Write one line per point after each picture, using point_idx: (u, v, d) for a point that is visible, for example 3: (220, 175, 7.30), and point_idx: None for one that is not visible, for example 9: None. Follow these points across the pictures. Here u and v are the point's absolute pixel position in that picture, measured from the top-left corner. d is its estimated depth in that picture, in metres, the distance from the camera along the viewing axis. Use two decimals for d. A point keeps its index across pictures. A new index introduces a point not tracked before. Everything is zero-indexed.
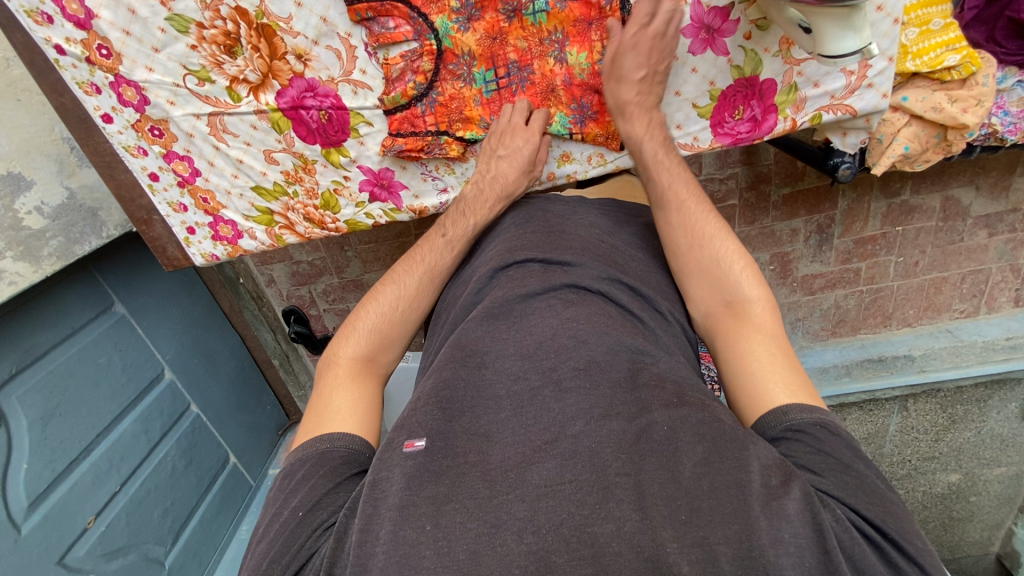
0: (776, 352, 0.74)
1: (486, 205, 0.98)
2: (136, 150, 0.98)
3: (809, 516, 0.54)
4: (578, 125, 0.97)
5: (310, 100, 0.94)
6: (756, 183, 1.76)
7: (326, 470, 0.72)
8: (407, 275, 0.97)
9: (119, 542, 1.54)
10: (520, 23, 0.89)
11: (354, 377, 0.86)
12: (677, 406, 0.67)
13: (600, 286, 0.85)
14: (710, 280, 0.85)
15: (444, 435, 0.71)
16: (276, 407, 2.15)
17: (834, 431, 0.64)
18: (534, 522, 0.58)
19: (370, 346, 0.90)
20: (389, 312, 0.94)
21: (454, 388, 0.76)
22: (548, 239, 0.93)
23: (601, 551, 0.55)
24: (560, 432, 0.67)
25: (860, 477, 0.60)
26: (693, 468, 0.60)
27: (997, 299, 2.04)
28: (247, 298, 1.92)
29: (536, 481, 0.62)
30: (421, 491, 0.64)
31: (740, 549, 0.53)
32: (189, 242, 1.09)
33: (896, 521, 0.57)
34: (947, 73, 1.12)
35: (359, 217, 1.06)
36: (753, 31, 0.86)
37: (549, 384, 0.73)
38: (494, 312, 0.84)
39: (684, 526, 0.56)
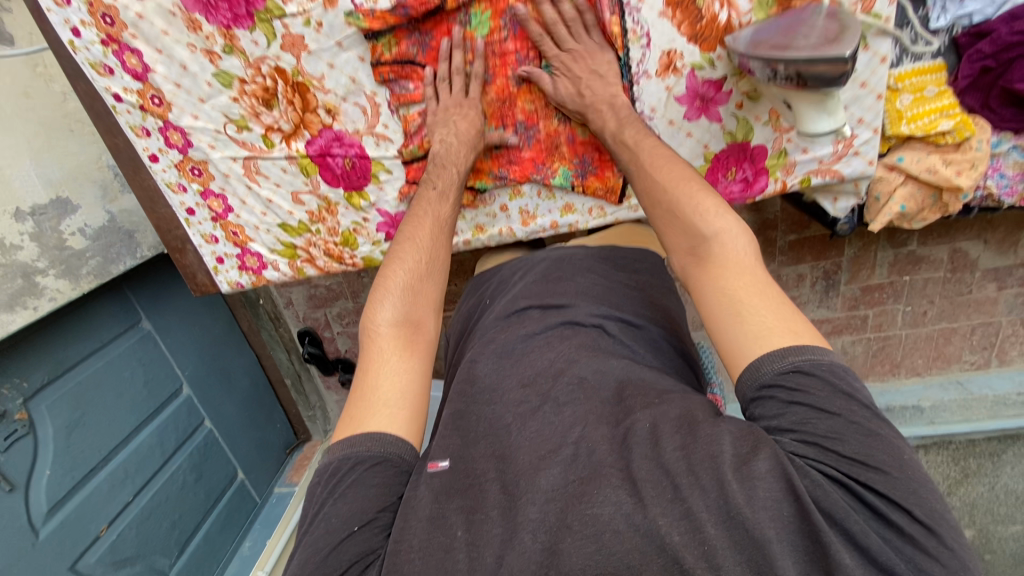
0: (748, 295, 0.73)
1: (460, 153, 0.97)
2: (177, 187, 1.07)
3: (778, 470, 0.59)
4: (579, 178, 1.03)
5: (336, 149, 1.03)
6: (764, 229, 1.80)
7: (381, 484, 0.72)
8: (419, 230, 0.94)
9: (128, 552, 1.58)
10: (529, 88, 0.97)
11: (400, 349, 0.83)
12: (658, 404, 0.72)
13: (593, 320, 0.90)
14: (678, 226, 0.84)
15: (463, 456, 0.77)
16: (286, 427, 2.21)
17: (806, 372, 0.64)
18: (546, 523, 0.64)
19: (405, 311, 0.86)
20: (414, 266, 0.91)
21: (468, 418, 0.83)
22: (545, 288, 0.98)
23: (602, 529, 0.61)
24: (563, 440, 0.72)
25: (842, 419, 0.61)
26: (673, 451, 0.65)
27: (1008, 352, 2.03)
28: (266, 319, 2.00)
29: (546, 484, 0.67)
30: (449, 503, 0.71)
31: (720, 512, 0.58)
32: (217, 271, 1.17)
33: (866, 455, 0.59)
34: (941, 137, 1.16)
35: (376, 254, 1.12)
36: (744, 102, 0.93)
37: (548, 401, 0.78)
38: (503, 351, 0.89)
39: (670, 504, 0.61)
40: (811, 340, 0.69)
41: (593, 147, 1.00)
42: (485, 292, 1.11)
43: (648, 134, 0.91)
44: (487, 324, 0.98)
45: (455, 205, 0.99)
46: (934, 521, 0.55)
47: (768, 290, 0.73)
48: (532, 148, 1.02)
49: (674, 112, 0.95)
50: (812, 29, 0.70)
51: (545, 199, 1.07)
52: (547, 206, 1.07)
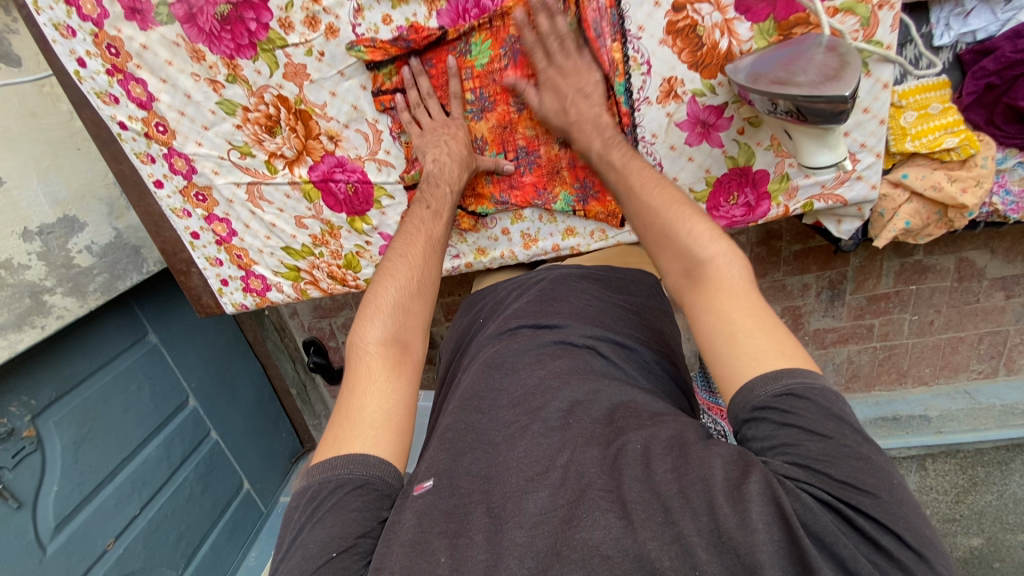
0: (742, 318, 0.72)
1: (453, 174, 0.96)
2: (181, 212, 1.08)
3: (770, 495, 0.56)
4: (581, 202, 1.03)
5: (339, 174, 1.03)
6: (768, 240, 1.79)
7: (357, 509, 0.71)
8: (411, 247, 0.94)
9: (134, 565, 1.60)
10: (529, 114, 0.97)
11: (388, 367, 0.83)
12: (650, 426, 0.71)
13: (585, 340, 0.88)
14: (672, 251, 0.82)
15: (450, 477, 0.74)
16: (291, 435, 2.23)
17: (800, 395, 0.63)
18: (532, 547, 0.63)
19: (394, 329, 0.86)
20: (406, 283, 0.90)
21: (457, 429, 0.80)
22: (539, 308, 0.96)
23: (591, 554, 0.59)
24: (551, 462, 0.70)
25: (834, 441, 0.60)
26: (664, 473, 0.63)
27: (1017, 361, 2.01)
28: (271, 328, 2.03)
29: (533, 508, 0.66)
30: (432, 527, 0.69)
31: (710, 537, 0.56)
32: (221, 293, 1.18)
33: (855, 476, 0.57)
34: (946, 154, 1.15)
35: None
36: (745, 128, 0.92)
37: (536, 421, 0.76)
38: (493, 363, 0.89)
39: (661, 526, 0.59)
40: (804, 363, 0.68)
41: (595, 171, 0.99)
42: (481, 311, 1.10)
43: (635, 155, 0.89)
44: (483, 343, 0.97)
45: (448, 225, 0.99)
46: (924, 546, 0.53)
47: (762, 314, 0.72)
48: (533, 173, 1.02)
49: (675, 137, 0.95)
50: (811, 63, 0.70)
51: (546, 221, 1.07)
52: (548, 229, 1.07)
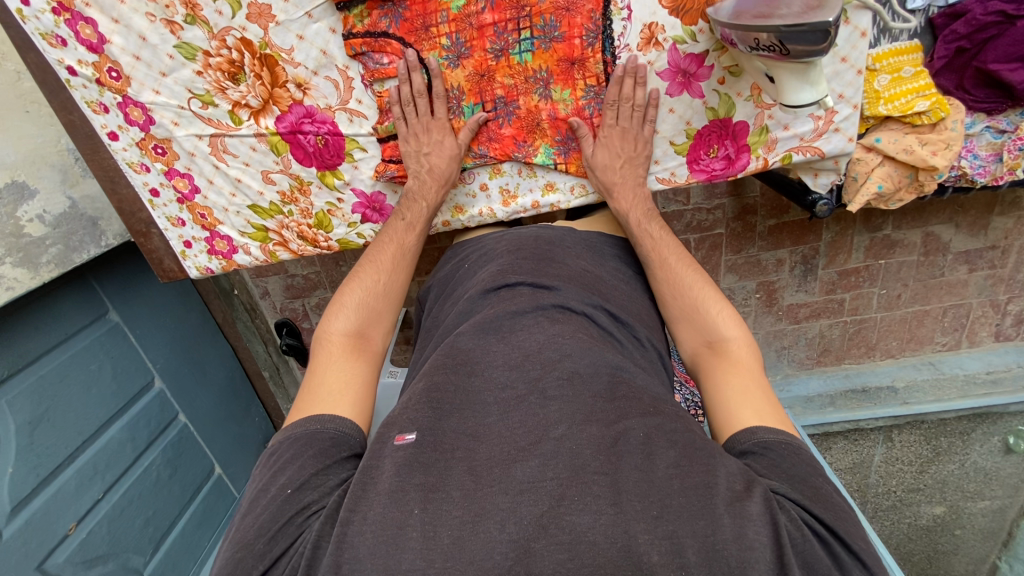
0: (755, 388, 0.79)
1: (431, 192, 0.98)
2: (139, 167, 1.02)
3: (768, 517, 0.59)
4: (562, 156, 1.00)
5: (308, 126, 0.99)
6: (744, 214, 1.80)
7: (315, 451, 0.73)
8: (379, 254, 0.98)
9: (99, 550, 1.53)
10: (507, 62, 0.94)
11: (346, 352, 0.87)
12: (653, 415, 0.70)
13: (584, 308, 0.86)
14: (694, 326, 0.90)
15: (434, 430, 0.71)
16: (264, 420, 2.17)
17: (796, 449, 0.70)
18: (515, 513, 0.59)
19: (358, 321, 0.91)
20: (372, 287, 0.95)
21: (444, 391, 0.75)
22: (537, 266, 0.93)
23: (579, 538, 0.57)
24: (543, 433, 0.67)
25: (821, 492, 0.65)
26: (665, 469, 0.63)
27: (977, 333, 2.05)
28: (241, 310, 1.96)
29: (521, 476, 0.63)
30: (410, 478, 0.65)
31: (705, 542, 0.56)
32: (184, 256, 1.12)
33: (833, 514, 0.63)
34: (918, 117, 1.17)
35: (351, 237, 1.09)
36: (726, 77, 0.92)
37: (535, 391, 0.72)
38: (488, 326, 0.83)
39: (655, 521, 0.58)
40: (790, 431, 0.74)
41: (576, 123, 0.98)
42: (465, 259, 1.06)
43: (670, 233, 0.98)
44: (468, 298, 0.91)
45: (422, 235, 1.01)
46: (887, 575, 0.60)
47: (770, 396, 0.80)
48: (512, 125, 0.99)
49: (656, 87, 0.94)
50: None
51: (526, 177, 1.04)
52: (528, 185, 1.04)
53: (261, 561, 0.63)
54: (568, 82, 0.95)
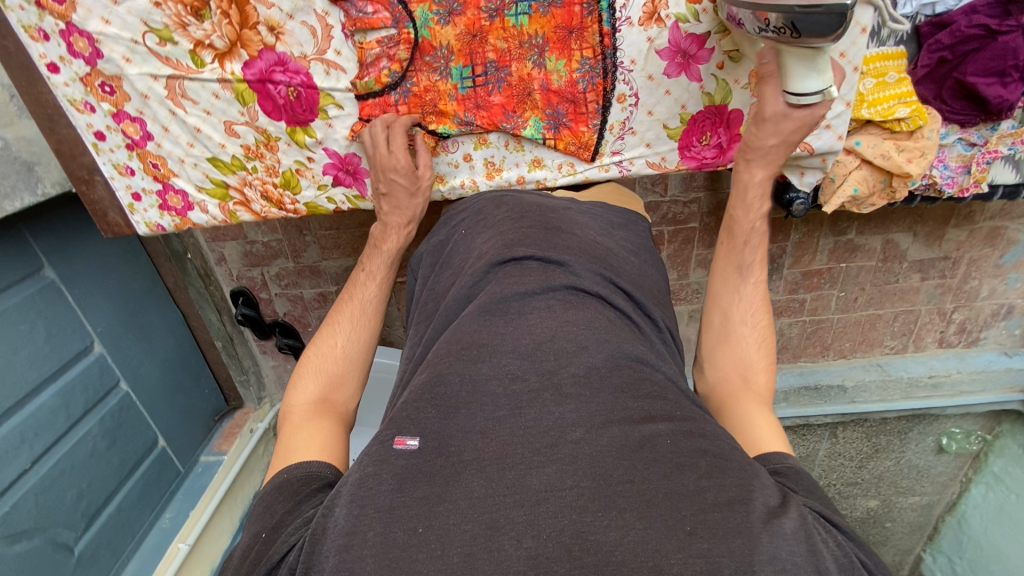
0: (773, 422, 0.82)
1: (393, 233, 0.99)
2: (83, 106, 0.92)
3: (803, 536, 0.57)
4: (551, 130, 0.97)
5: (279, 75, 0.91)
6: (718, 209, 1.74)
7: (285, 494, 0.70)
8: (339, 313, 0.97)
9: (24, 524, 1.42)
10: (501, 23, 0.89)
11: (309, 418, 0.84)
12: (680, 421, 0.68)
13: (599, 289, 0.82)
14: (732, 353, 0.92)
15: (439, 432, 0.68)
16: (214, 391, 2.09)
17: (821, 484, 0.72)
18: (534, 526, 0.57)
19: (321, 387, 0.88)
20: (330, 349, 0.93)
21: (448, 382, 0.72)
22: (545, 237, 0.87)
23: (604, 559, 0.54)
24: (559, 437, 0.65)
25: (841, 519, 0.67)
26: (698, 481, 0.61)
27: (923, 339, 2.14)
28: (195, 275, 1.85)
29: (537, 485, 0.60)
30: (413, 492, 0.62)
31: (741, 561, 0.53)
32: (133, 209, 1.03)
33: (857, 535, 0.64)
34: (897, 124, 1.19)
35: (320, 201, 1.03)
36: (725, 62, 0.90)
37: (550, 387, 0.70)
38: (492, 307, 0.79)
39: (689, 538, 0.55)
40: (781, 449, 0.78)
41: (569, 97, 0.94)
42: (459, 226, 0.98)
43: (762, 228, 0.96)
44: (472, 271, 0.85)
45: (383, 284, 1.00)
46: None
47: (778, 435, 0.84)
48: (503, 92, 0.94)
49: (654, 67, 0.91)
50: None
51: (513, 150, 1.00)
52: (514, 158, 1.00)
53: None
54: (564, 52, 0.91)
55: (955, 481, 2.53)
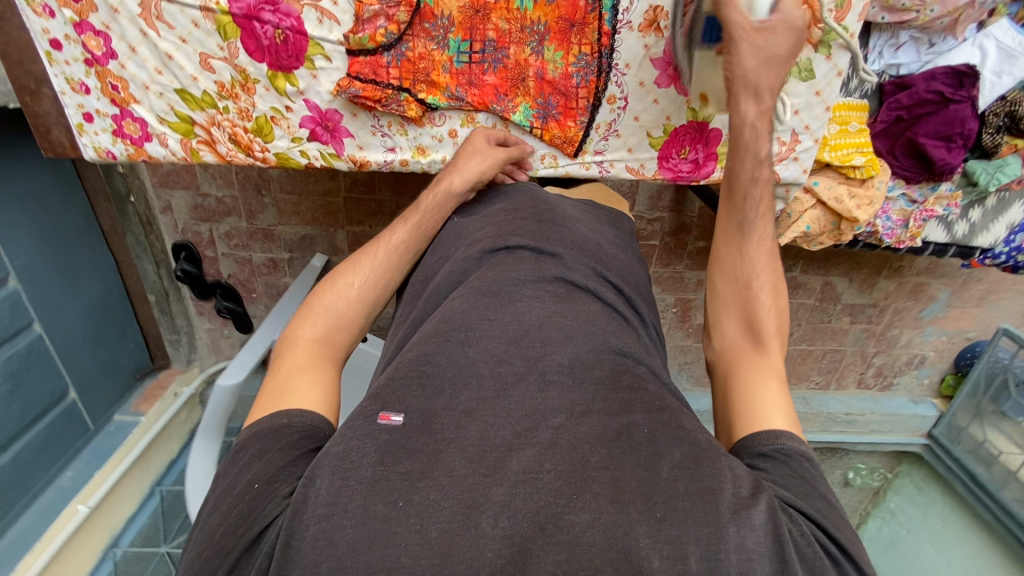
0: (780, 391, 0.74)
1: (449, 192, 0.97)
2: (42, 9, 0.85)
3: (771, 528, 0.56)
4: (539, 120, 0.98)
5: (268, 14, 0.86)
6: (679, 231, 1.81)
7: (283, 444, 0.66)
8: (364, 256, 0.92)
9: None
10: (506, 5, 0.89)
11: (316, 360, 0.78)
12: (659, 411, 0.68)
13: (589, 283, 0.85)
14: (740, 318, 0.84)
15: (423, 411, 0.67)
16: (140, 347, 1.97)
17: (818, 468, 0.67)
18: (511, 506, 0.57)
19: (329, 328, 0.83)
20: (349, 291, 0.88)
21: (435, 362, 0.72)
22: (540, 229, 0.90)
23: (575, 539, 0.55)
24: (541, 420, 0.66)
25: (832, 508, 0.63)
26: (670, 470, 0.60)
27: (845, 378, 2.30)
28: (135, 221, 1.76)
29: (516, 467, 0.61)
30: (395, 466, 0.61)
31: (708, 552, 0.54)
32: (81, 130, 0.95)
33: (829, 520, 0.61)
34: (852, 171, 1.27)
35: (293, 153, 0.98)
36: None
37: (534, 372, 0.71)
38: (487, 288, 0.80)
39: (658, 524, 0.56)
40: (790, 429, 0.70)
41: (561, 89, 0.96)
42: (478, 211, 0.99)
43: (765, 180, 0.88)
44: (465, 256, 0.88)
45: (413, 231, 0.96)
46: None
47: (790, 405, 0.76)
48: (497, 74, 0.95)
49: (646, 74, 0.93)
50: None
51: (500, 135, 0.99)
52: None
53: (224, 565, 0.57)
54: (563, 44, 0.92)
55: (855, 513, 2.73)
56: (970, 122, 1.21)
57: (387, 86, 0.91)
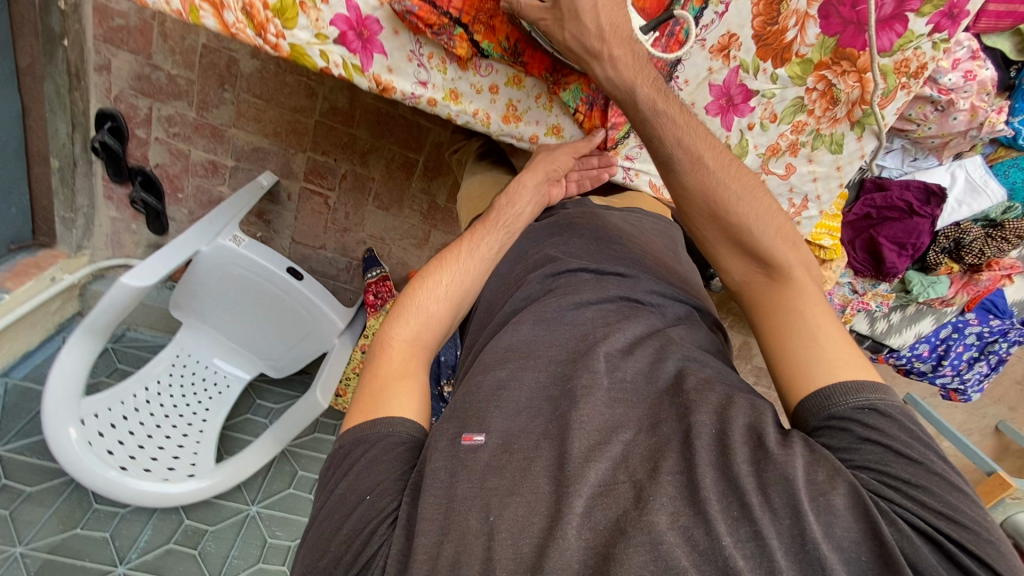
0: (823, 323, 0.76)
1: (520, 203, 0.99)
2: None
3: (858, 509, 0.57)
4: (585, 106, 0.99)
5: None
6: None
7: (389, 457, 0.68)
8: (451, 257, 0.91)
9: None
10: None
11: (408, 365, 0.78)
12: (725, 408, 0.68)
13: (652, 299, 0.89)
14: (745, 255, 0.85)
15: (505, 433, 0.68)
16: (21, 216, 1.65)
17: (884, 413, 0.65)
18: (591, 519, 0.59)
19: (423, 329, 0.83)
20: (437, 291, 0.87)
21: (511, 388, 0.73)
22: (600, 252, 0.97)
23: (659, 539, 0.56)
24: (612, 433, 0.67)
25: (923, 467, 0.61)
26: (745, 465, 0.61)
27: None
28: (62, 69, 1.46)
29: (593, 479, 0.62)
30: (485, 483, 0.63)
31: (793, 545, 0.55)
32: None
33: (921, 491, 0.59)
34: (817, 248, 1.35)
35: (311, 50, 0.85)
36: (756, 124, 0.96)
37: (602, 389, 0.72)
38: (545, 318, 0.83)
39: (736, 522, 0.57)
40: (846, 373, 0.70)
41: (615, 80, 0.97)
42: (554, 232, 1.03)
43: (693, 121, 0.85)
44: (527, 283, 0.91)
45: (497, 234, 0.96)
46: (1002, 568, 0.54)
47: (836, 323, 0.77)
48: None
49: (701, 97, 0.95)
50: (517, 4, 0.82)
51: (540, 106, 1.00)
52: (537, 115, 1.01)
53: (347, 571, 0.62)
54: None
55: None
56: (923, 237, 1.34)
57: (444, 14, 0.81)
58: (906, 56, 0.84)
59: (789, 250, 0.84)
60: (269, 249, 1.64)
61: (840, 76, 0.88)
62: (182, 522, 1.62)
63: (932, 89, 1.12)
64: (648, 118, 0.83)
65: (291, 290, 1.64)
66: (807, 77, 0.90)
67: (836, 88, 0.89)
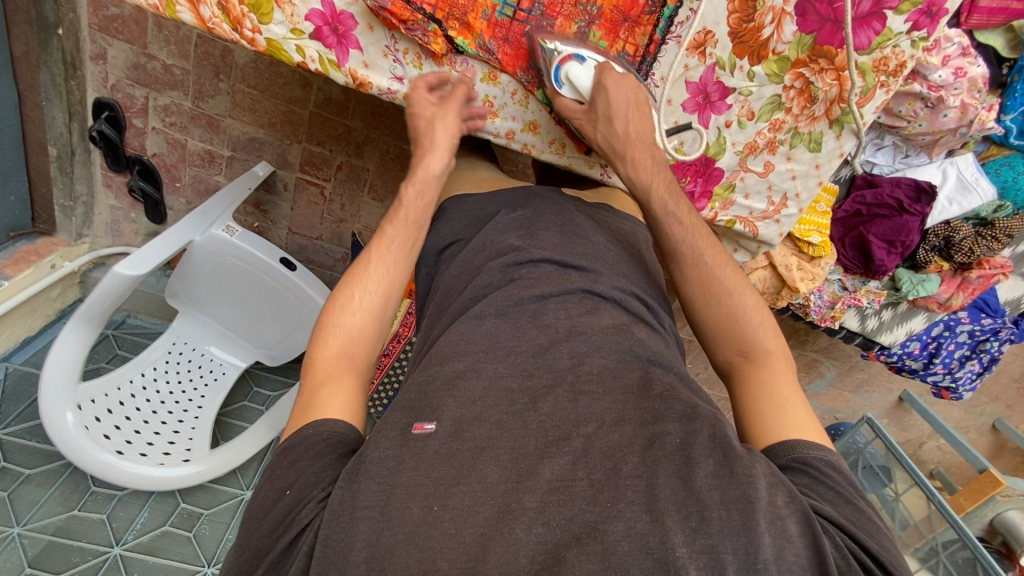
0: (793, 402, 0.78)
1: (428, 195, 0.97)
2: None
3: (810, 540, 0.59)
4: None
5: None
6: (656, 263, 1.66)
7: (308, 455, 0.70)
8: (363, 265, 0.90)
9: None
10: None
11: (332, 374, 0.80)
12: (691, 420, 0.69)
13: (614, 294, 0.89)
14: (727, 333, 0.87)
15: (456, 419, 0.70)
16: (21, 204, 1.69)
17: (837, 468, 0.70)
18: (544, 514, 0.61)
19: (345, 340, 0.83)
20: (347, 299, 0.87)
21: (467, 378, 0.75)
22: (564, 244, 0.97)
23: (611, 548, 0.57)
24: (574, 430, 0.69)
25: (867, 517, 0.65)
26: (705, 479, 0.62)
27: None
28: (57, 58, 1.48)
29: (549, 475, 0.64)
30: (431, 471, 0.65)
31: (745, 561, 0.56)
32: None
33: (862, 529, 0.63)
34: (806, 246, 1.36)
35: (287, 45, 0.86)
36: (733, 122, 0.97)
37: (565, 384, 0.74)
38: (505, 308, 0.84)
39: (693, 533, 0.57)
40: (811, 435, 0.73)
41: None
42: (501, 223, 1.02)
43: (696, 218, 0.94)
44: (489, 270, 0.91)
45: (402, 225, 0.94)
46: None
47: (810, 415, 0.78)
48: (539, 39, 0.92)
49: (678, 94, 0.97)
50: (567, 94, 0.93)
51: (516, 102, 0.97)
52: (514, 111, 0.98)
53: (280, 548, 0.64)
54: (610, 34, 0.94)
55: None
56: (913, 234, 1.32)
57: (416, 10, 0.82)
58: (884, 53, 0.83)
59: (771, 340, 0.86)
60: (263, 240, 1.65)
61: (818, 73, 0.88)
62: (179, 504, 1.66)
63: (921, 85, 1.12)
64: (658, 215, 0.92)
65: (285, 281, 1.66)
66: (784, 74, 0.90)
67: (814, 86, 0.90)
